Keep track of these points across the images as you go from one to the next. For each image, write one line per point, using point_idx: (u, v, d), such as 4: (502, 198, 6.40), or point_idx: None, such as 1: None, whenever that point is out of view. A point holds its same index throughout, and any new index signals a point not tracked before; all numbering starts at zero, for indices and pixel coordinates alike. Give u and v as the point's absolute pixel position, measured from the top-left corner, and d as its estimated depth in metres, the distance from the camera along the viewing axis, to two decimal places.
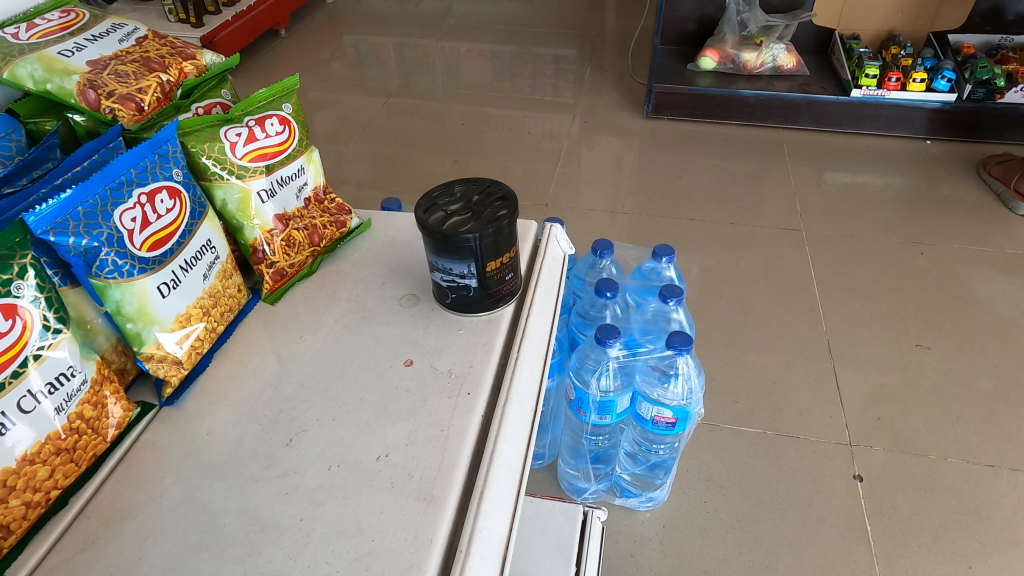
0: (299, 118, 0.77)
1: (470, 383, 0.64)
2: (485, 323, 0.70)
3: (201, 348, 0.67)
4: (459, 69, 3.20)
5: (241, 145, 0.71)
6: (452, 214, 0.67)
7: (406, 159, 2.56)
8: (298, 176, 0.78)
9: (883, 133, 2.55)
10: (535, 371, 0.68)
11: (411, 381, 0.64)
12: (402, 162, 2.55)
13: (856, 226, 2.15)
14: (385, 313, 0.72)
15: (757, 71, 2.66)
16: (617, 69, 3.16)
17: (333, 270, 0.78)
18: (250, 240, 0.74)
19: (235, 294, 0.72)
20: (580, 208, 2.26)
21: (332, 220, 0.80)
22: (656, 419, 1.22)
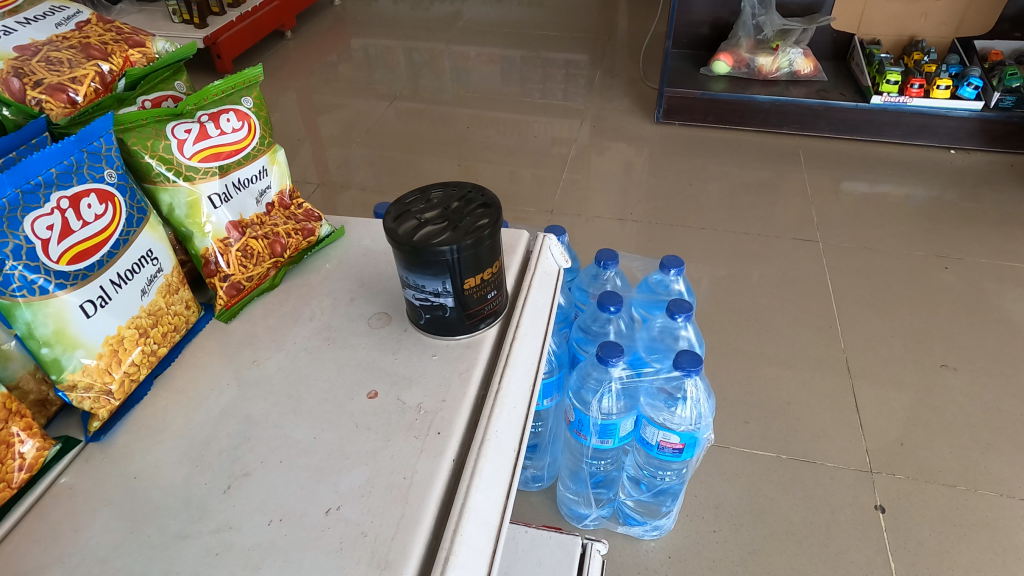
0: (261, 113, 0.69)
1: (442, 420, 0.55)
2: (463, 348, 0.61)
3: (137, 374, 0.58)
4: (467, 72, 3.13)
5: (191, 142, 0.63)
6: (426, 223, 0.58)
7: (409, 163, 2.49)
8: (258, 179, 0.69)
9: (904, 142, 2.44)
10: (520, 404, 0.59)
11: (374, 417, 0.55)
12: (405, 166, 2.47)
13: (877, 238, 2.05)
14: (352, 334, 0.64)
15: (773, 76, 2.57)
16: (628, 74, 3.08)
17: (298, 283, 0.70)
18: (202, 250, 0.66)
19: (181, 312, 0.64)
20: (587, 215, 2.17)
21: (298, 228, 0.72)
22: (661, 445, 1.13)
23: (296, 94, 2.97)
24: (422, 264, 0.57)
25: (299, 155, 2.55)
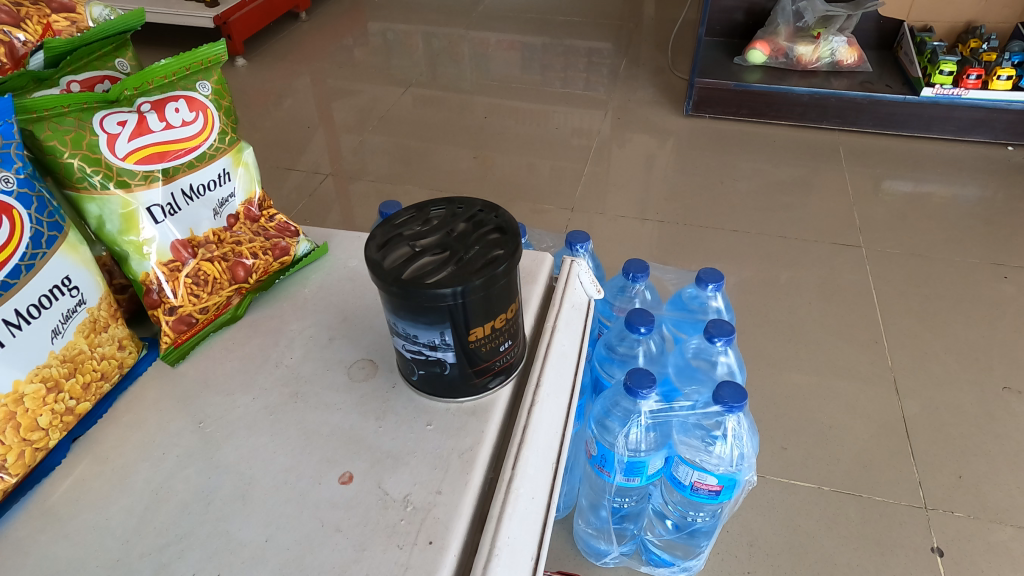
0: (223, 102, 0.55)
1: (435, 522, 0.41)
2: (467, 417, 0.47)
3: (44, 441, 0.45)
4: (485, 59, 2.98)
5: (125, 138, 0.49)
6: (421, 252, 0.44)
7: (423, 153, 2.34)
8: (220, 186, 0.55)
9: (955, 138, 2.25)
10: (536, 496, 0.45)
11: (345, 514, 0.42)
12: (419, 156, 2.33)
13: (925, 243, 1.87)
14: (326, 389, 0.50)
15: (813, 67, 2.39)
16: (655, 63, 2.90)
17: (265, 316, 0.56)
18: (141, 275, 0.52)
19: (111, 355, 0.50)
20: (610, 213, 2.01)
21: (269, 246, 0.58)
22: (695, 486, 0.95)
23: (309, 78, 2.83)
24: (414, 309, 0.43)
25: (310, 142, 2.41)
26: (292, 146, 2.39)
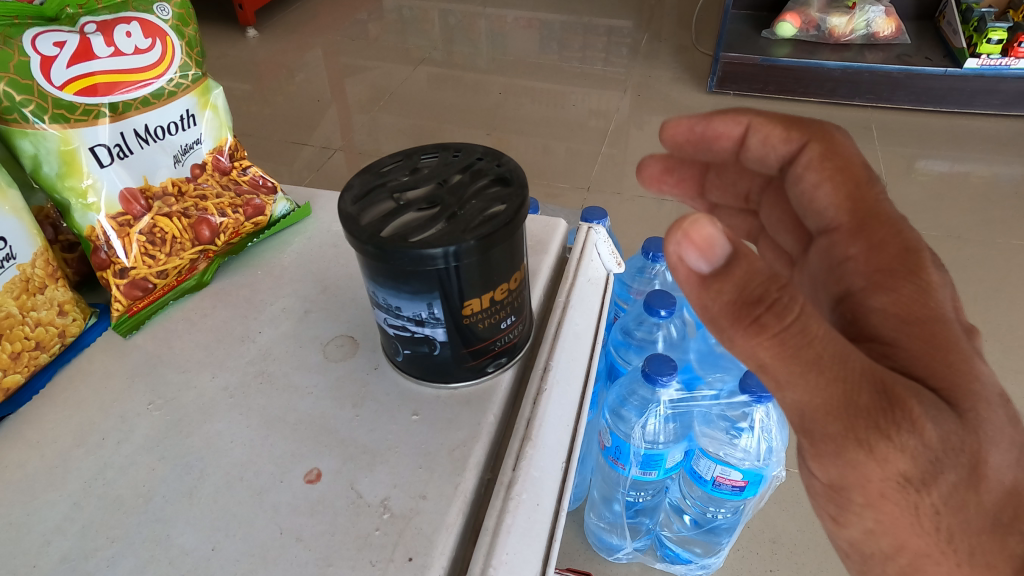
0: (185, 30, 0.47)
1: (416, 534, 0.33)
2: (460, 406, 0.40)
3: None
4: (501, 36, 2.88)
5: (63, 62, 0.41)
6: (405, 207, 0.37)
7: (437, 131, 2.26)
8: (182, 129, 0.48)
9: (997, 113, 2.13)
10: (542, 502, 0.37)
11: (310, 520, 0.34)
12: (430, 134, 2.24)
13: (964, 225, 1.75)
14: (297, 370, 0.43)
15: (846, 40, 2.27)
16: (677, 40, 2.78)
17: (235, 283, 0.49)
18: (87, 230, 0.44)
19: (50, 319, 0.42)
20: (628, 194, 1.91)
21: (239, 203, 0.51)
22: (717, 481, 0.86)
23: (320, 52, 2.75)
24: (394, 275, 0.35)
25: (321, 118, 2.33)
26: (303, 122, 2.32)
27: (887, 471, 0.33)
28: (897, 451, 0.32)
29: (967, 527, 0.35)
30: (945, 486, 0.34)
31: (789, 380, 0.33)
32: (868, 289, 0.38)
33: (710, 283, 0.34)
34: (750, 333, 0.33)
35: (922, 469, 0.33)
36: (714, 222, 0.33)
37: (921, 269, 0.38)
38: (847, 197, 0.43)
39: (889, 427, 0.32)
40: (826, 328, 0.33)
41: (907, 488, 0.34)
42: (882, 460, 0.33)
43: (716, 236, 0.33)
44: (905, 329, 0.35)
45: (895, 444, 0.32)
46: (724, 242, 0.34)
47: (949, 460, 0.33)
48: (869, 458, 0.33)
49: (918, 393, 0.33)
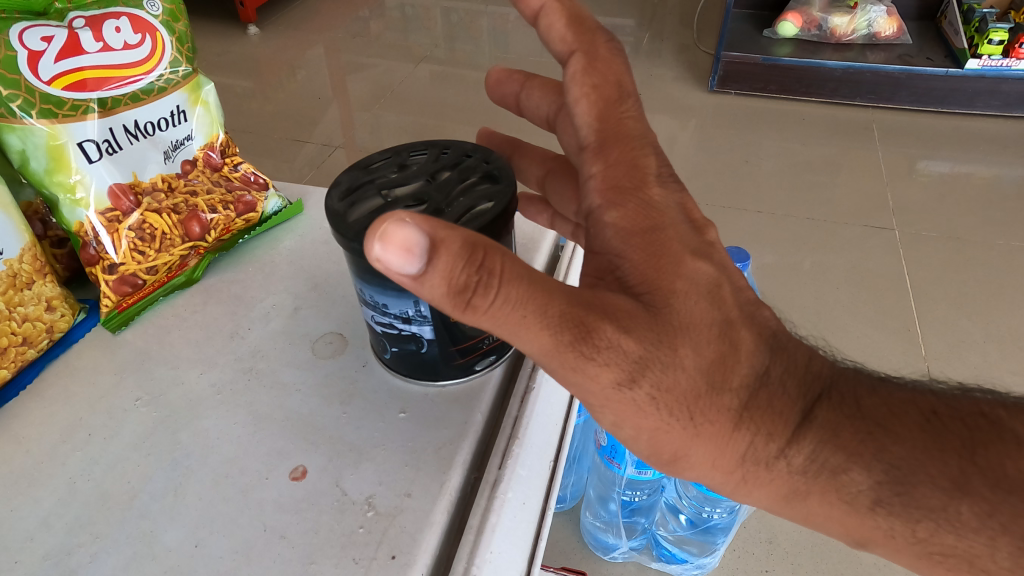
0: (176, 26, 0.47)
1: (400, 532, 0.33)
2: (448, 404, 0.40)
3: None
4: (503, 34, 2.88)
5: (50, 57, 0.41)
6: (393, 203, 0.36)
7: (437, 128, 2.26)
8: (172, 125, 0.47)
9: (998, 114, 2.13)
10: (529, 501, 0.37)
11: (294, 516, 0.34)
12: (431, 132, 2.24)
13: (964, 226, 1.75)
14: (286, 367, 0.42)
15: (848, 39, 2.27)
16: (679, 39, 2.77)
17: (226, 280, 0.49)
18: (75, 225, 0.44)
19: (37, 316, 0.42)
20: None
21: (231, 200, 0.50)
22: None
23: (322, 50, 2.74)
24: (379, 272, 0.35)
25: (323, 115, 2.33)
26: (304, 119, 2.32)
27: (607, 398, 0.33)
28: (599, 369, 0.32)
29: (727, 441, 0.34)
30: (679, 394, 0.33)
31: (506, 334, 0.31)
32: (599, 207, 0.37)
33: (424, 278, 0.30)
34: (464, 312, 0.31)
35: (635, 379, 0.32)
36: (405, 219, 0.29)
37: (647, 183, 0.38)
38: (594, 116, 0.41)
39: (590, 349, 0.31)
40: (521, 265, 0.31)
41: (642, 404, 0.33)
42: (596, 382, 0.32)
43: (415, 237, 0.29)
44: (621, 240, 0.35)
45: (600, 362, 0.32)
46: (420, 239, 0.29)
47: (658, 374, 0.33)
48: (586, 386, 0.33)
49: (618, 310, 0.32)
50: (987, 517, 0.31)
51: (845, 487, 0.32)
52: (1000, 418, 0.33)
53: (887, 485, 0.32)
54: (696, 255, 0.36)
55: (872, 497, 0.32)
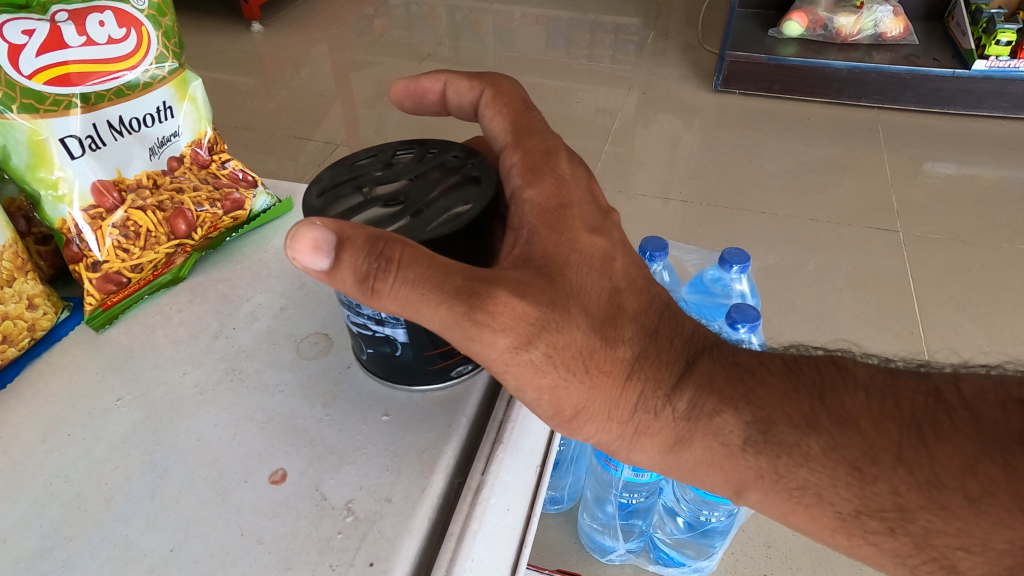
0: (163, 21, 0.46)
1: (379, 538, 0.33)
2: (432, 408, 0.39)
3: None
4: (507, 32, 2.87)
5: (32, 51, 0.40)
6: (371, 202, 0.36)
7: (440, 125, 2.25)
8: (157, 121, 0.47)
9: (1005, 116, 2.11)
10: (512, 507, 0.37)
11: (272, 520, 0.34)
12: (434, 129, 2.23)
13: (969, 229, 1.73)
14: (269, 367, 0.42)
15: (853, 40, 2.25)
16: (684, 38, 2.76)
17: (212, 279, 0.48)
18: (58, 223, 0.43)
19: (19, 314, 0.42)
20: (631, 192, 1.89)
21: (218, 197, 0.50)
22: None
23: (325, 47, 2.74)
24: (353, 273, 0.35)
25: (326, 113, 2.33)
26: (308, 117, 2.31)
27: (508, 366, 0.36)
28: (497, 336, 0.35)
29: (619, 392, 0.38)
30: (578, 349, 0.37)
31: (411, 314, 0.34)
32: (520, 187, 0.42)
33: (335, 274, 0.33)
34: (372, 299, 0.34)
35: (534, 342, 0.36)
36: (314, 221, 0.33)
37: (560, 165, 0.44)
38: (508, 121, 0.46)
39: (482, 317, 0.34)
40: (421, 251, 0.33)
41: (541, 364, 0.36)
42: (494, 352, 0.36)
43: (323, 236, 0.32)
44: (538, 219, 0.41)
45: (496, 328, 0.35)
46: (327, 241, 0.32)
47: (555, 336, 0.36)
48: (488, 356, 0.36)
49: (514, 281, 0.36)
50: (829, 447, 0.36)
51: (722, 435, 0.37)
52: (842, 363, 0.39)
53: (753, 425, 0.37)
54: (595, 232, 0.41)
55: (742, 436, 0.37)
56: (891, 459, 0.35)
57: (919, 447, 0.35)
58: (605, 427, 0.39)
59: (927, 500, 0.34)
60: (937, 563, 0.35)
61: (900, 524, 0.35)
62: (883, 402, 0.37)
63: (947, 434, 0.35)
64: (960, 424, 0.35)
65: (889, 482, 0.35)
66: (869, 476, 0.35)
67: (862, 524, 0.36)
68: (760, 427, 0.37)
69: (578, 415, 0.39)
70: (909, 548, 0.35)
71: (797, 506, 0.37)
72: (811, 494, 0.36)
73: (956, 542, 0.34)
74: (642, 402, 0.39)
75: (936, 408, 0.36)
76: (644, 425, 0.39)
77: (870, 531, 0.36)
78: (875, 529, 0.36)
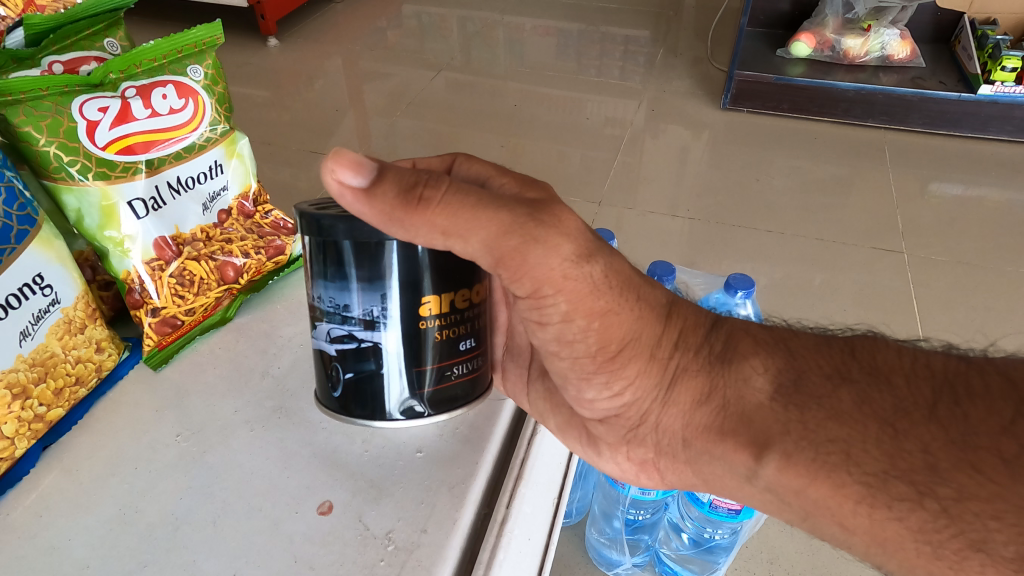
0: (216, 89, 0.51)
1: (417, 566, 0.37)
2: (460, 444, 0.43)
3: (13, 450, 0.42)
4: (520, 45, 2.91)
5: (106, 125, 0.45)
6: None
7: (451, 136, 2.29)
8: (210, 179, 0.52)
9: (1010, 139, 2.14)
10: (532, 536, 0.41)
11: (323, 547, 0.38)
12: (448, 141, 2.27)
13: (973, 251, 1.76)
14: (312, 406, 0.46)
15: (860, 61, 2.29)
16: (694, 54, 2.79)
17: (256, 319, 0.53)
18: (123, 274, 0.48)
19: (89, 358, 0.46)
20: (641, 208, 1.93)
21: (262, 244, 0.55)
22: (715, 504, 0.81)
23: (340, 61, 2.79)
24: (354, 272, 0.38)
25: (341, 125, 2.37)
26: (323, 129, 2.36)
27: (563, 281, 0.40)
28: (561, 244, 0.39)
29: (657, 330, 0.44)
30: (630, 279, 0.43)
31: (458, 227, 0.37)
32: None
33: (373, 190, 0.37)
34: (414, 210, 0.36)
35: (594, 259, 0.40)
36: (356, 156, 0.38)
37: None
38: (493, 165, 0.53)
39: (544, 229, 0.39)
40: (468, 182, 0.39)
41: (598, 282, 0.41)
42: (552, 266, 0.39)
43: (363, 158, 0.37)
44: None
45: (561, 234, 0.39)
46: (369, 162, 0.37)
47: (611, 257, 0.41)
48: (545, 268, 0.39)
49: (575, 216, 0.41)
50: (859, 401, 0.39)
51: (750, 377, 0.42)
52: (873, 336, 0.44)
53: (786, 374, 0.41)
54: None
55: (772, 384, 0.41)
56: (921, 413, 0.38)
57: (950, 405, 0.38)
58: (648, 370, 0.44)
59: (960, 459, 0.35)
60: (966, 537, 0.34)
61: (930, 491, 0.35)
62: (913, 364, 0.40)
63: (979, 395, 0.38)
64: (991, 385, 0.38)
65: (920, 439, 0.37)
66: (901, 429, 0.37)
67: (890, 489, 0.36)
68: (790, 371, 0.42)
69: (623, 353, 0.44)
70: (940, 520, 0.35)
71: (823, 467, 0.38)
72: (840, 451, 0.38)
73: (988, 509, 0.34)
74: (683, 346, 0.44)
75: (968, 373, 0.39)
76: (683, 367, 0.44)
77: (898, 498, 0.36)
78: (903, 495, 0.36)
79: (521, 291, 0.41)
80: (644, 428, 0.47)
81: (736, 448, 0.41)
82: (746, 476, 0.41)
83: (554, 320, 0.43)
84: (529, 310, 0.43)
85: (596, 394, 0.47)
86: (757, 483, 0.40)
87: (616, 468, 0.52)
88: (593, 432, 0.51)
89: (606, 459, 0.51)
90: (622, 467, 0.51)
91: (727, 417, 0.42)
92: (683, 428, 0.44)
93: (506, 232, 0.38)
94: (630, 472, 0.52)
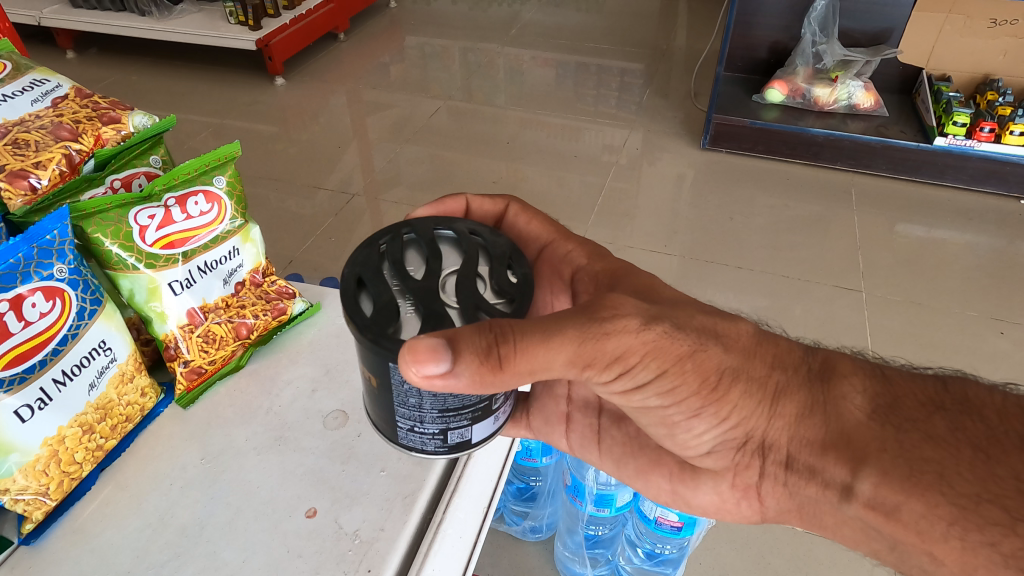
0: (235, 193, 0.68)
1: (375, 555, 0.51)
2: (413, 466, 0.58)
3: (79, 472, 0.56)
4: (522, 76, 3.09)
5: (154, 228, 0.61)
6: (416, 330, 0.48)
7: (454, 165, 2.45)
8: (228, 259, 0.68)
9: (967, 187, 2.29)
10: (465, 534, 0.56)
11: (309, 542, 0.53)
12: (451, 170, 2.43)
13: (928, 293, 1.90)
14: (305, 436, 0.61)
15: (829, 108, 2.45)
16: (681, 91, 2.96)
17: (264, 366, 0.68)
18: (163, 335, 0.64)
19: (136, 401, 0.61)
20: (621, 244, 2.08)
21: (269, 306, 0.70)
22: (659, 520, 0.93)
23: (345, 97, 2.96)
24: None
25: (344, 159, 2.52)
26: (327, 163, 2.51)
27: (642, 350, 0.52)
28: (622, 325, 0.51)
29: (755, 352, 0.57)
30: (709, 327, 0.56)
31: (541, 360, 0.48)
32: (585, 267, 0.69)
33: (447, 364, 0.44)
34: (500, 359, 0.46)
35: (658, 322, 0.53)
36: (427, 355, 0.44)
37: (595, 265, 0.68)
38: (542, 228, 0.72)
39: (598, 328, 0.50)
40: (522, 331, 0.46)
41: (667, 335, 0.53)
42: (628, 343, 0.51)
43: (437, 344, 0.43)
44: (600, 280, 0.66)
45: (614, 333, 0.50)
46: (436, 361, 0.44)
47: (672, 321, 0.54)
48: (623, 346, 0.51)
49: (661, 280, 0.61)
50: (952, 426, 0.51)
51: (849, 395, 0.54)
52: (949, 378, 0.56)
53: (880, 403, 0.53)
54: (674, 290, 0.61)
55: (869, 407, 0.53)
56: (1012, 445, 0.49)
57: None
58: (747, 396, 0.56)
59: None
60: None
61: (1019, 518, 0.45)
62: (999, 401, 0.52)
63: None
64: None
65: (1011, 467, 0.47)
66: (992, 456, 0.48)
67: (981, 511, 0.46)
68: (885, 395, 0.54)
69: (722, 383, 0.56)
70: None
71: (916, 485, 0.49)
72: (934, 472, 0.49)
73: None
74: (779, 366, 0.57)
75: None
76: (787, 384, 0.57)
77: (991, 522, 0.46)
78: (996, 520, 0.46)
79: (610, 376, 0.54)
80: (751, 445, 0.59)
81: (838, 461, 0.53)
82: (842, 489, 0.52)
83: (651, 380, 0.55)
84: (622, 383, 0.55)
85: (703, 428, 0.60)
86: (859, 492, 0.51)
87: (714, 497, 0.66)
88: (700, 465, 0.65)
89: (707, 490, 0.66)
90: (723, 495, 0.65)
91: (835, 424, 0.54)
92: (789, 439, 0.56)
93: (581, 347, 0.49)
94: (728, 502, 0.65)
